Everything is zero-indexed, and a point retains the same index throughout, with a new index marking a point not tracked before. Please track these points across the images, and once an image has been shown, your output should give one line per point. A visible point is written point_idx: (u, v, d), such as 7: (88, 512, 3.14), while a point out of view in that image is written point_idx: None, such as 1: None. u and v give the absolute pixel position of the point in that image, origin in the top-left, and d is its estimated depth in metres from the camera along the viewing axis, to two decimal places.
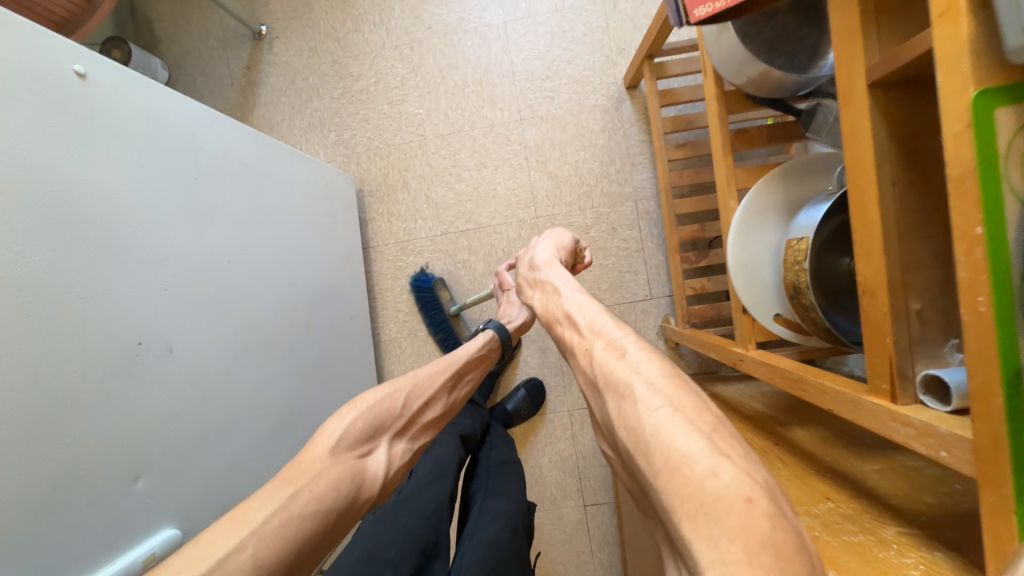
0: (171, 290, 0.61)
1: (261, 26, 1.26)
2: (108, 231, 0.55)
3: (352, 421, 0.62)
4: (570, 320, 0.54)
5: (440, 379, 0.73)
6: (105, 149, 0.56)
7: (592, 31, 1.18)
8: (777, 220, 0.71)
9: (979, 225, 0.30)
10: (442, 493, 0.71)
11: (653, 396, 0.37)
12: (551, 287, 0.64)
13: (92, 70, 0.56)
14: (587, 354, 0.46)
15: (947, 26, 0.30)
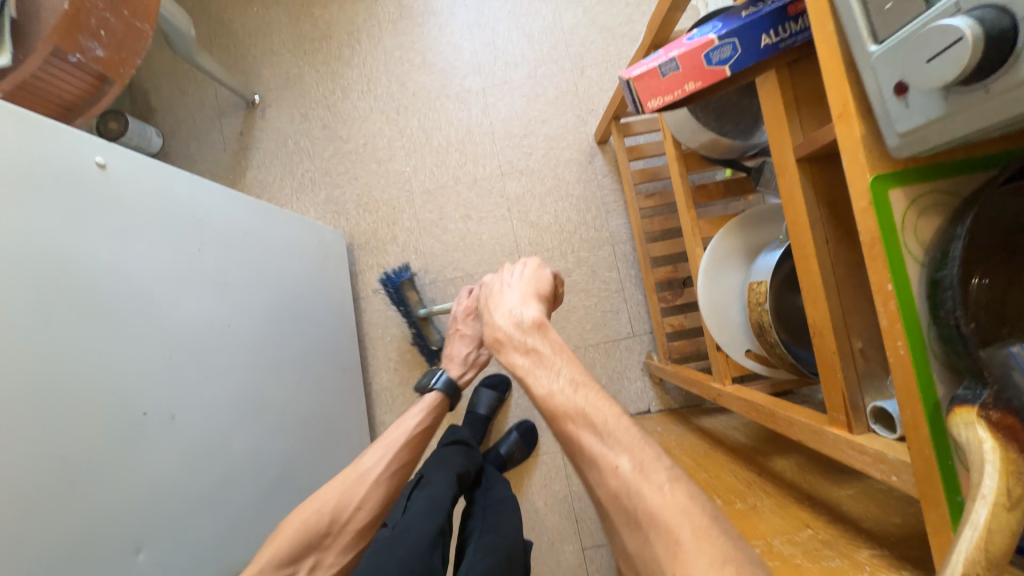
0: (175, 358, 0.65)
1: (254, 96, 1.34)
2: (119, 306, 0.58)
3: (275, 547, 0.61)
4: (588, 420, 0.47)
5: (384, 465, 0.71)
6: (119, 230, 0.60)
7: (563, 94, 1.30)
8: (740, 263, 0.78)
9: (889, 282, 0.37)
10: (434, 527, 0.74)
11: (710, 555, 0.38)
12: (548, 356, 0.53)
13: (111, 160, 0.62)
14: (620, 477, 0.43)
15: (845, 125, 0.38)
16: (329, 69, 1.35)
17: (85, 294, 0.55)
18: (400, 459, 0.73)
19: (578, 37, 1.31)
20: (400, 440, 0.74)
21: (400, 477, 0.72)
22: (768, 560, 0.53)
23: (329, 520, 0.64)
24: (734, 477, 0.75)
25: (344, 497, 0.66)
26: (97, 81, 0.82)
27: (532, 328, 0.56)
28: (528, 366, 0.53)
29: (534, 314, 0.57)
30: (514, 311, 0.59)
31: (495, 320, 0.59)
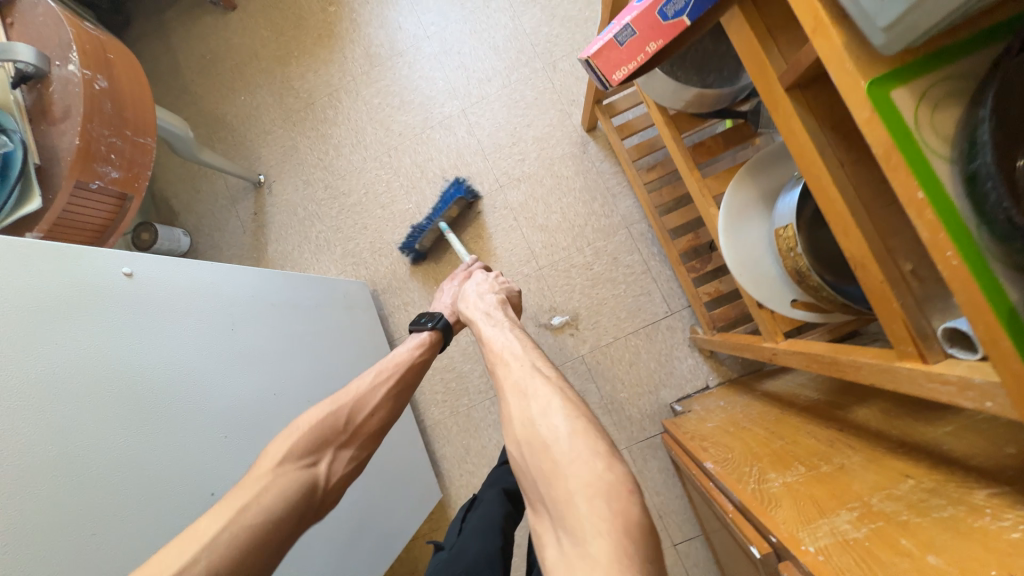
0: (230, 435, 0.68)
1: (259, 175, 1.42)
2: (171, 400, 0.63)
3: (291, 442, 0.66)
4: (511, 349, 0.68)
5: (383, 389, 0.77)
6: (157, 329, 0.65)
7: (542, 93, 1.30)
8: (760, 212, 0.73)
9: (918, 189, 0.32)
10: (492, 548, 0.70)
11: (570, 413, 0.52)
12: (499, 319, 0.78)
13: (137, 267, 0.66)
14: (524, 373, 0.60)
15: (823, 40, 0.35)
16: (318, 132, 1.42)
17: (140, 391, 0.60)
18: (398, 380, 0.80)
19: (542, 34, 1.31)
20: (399, 356, 0.82)
21: (400, 398, 0.80)
22: (869, 522, 0.47)
23: (342, 421, 0.71)
24: (813, 439, 0.68)
25: (348, 403, 0.73)
26: (119, 202, 0.90)
27: (494, 304, 0.83)
28: (485, 319, 0.79)
29: (498, 297, 0.85)
30: (485, 293, 0.87)
31: (472, 297, 0.87)
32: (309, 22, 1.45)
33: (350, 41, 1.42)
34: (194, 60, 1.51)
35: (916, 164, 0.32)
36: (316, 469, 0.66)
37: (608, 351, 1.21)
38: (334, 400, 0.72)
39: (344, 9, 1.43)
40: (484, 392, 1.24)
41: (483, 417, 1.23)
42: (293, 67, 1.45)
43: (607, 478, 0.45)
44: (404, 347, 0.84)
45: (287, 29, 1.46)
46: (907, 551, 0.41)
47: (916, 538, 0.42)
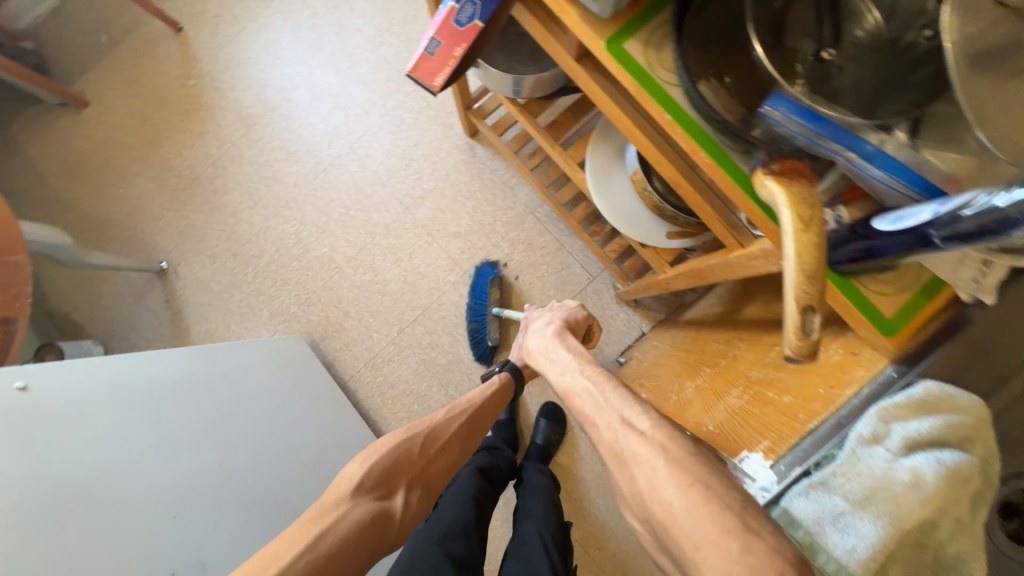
0: (178, 513, 0.67)
1: (161, 262, 1.38)
2: (104, 493, 0.62)
3: (369, 466, 0.67)
4: (586, 392, 0.56)
5: (456, 422, 0.78)
6: (72, 432, 0.64)
7: (420, 112, 1.37)
8: (617, 165, 0.82)
9: (665, 113, 0.41)
10: (467, 516, 0.79)
11: (681, 478, 0.40)
12: (563, 356, 0.65)
13: (32, 380, 0.66)
14: (612, 429, 0.49)
15: (566, 15, 0.43)
16: (212, 204, 1.39)
17: (59, 489, 0.59)
18: (469, 417, 0.80)
19: (405, 59, 1.38)
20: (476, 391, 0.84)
21: (469, 433, 0.80)
22: (749, 390, 0.55)
23: (415, 450, 0.72)
24: (717, 343, 0.78)
25: (423, 431, 0.74)
26: (4, 325, 0.85)
27: (552, 337, 0.69)
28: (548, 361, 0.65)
29: (556, 326, 0.72)
30: (542, 327, 0.74)
31: (529, 333, 0.75)
32: (172, 101, 1.44)
33: (220, 109, 1.42)
34: (58, 167, 1.44)
35: (657, 95, 0.41)
36: (388, 499, 0.67)
37: None
38: (411, 424, 0.74)
39: (205, 80, 1.43)
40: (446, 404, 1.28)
41: None
42: (167, 147, 1.42)
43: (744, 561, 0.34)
44: (480, 388, 0.85)
45: (150, 111, 1.44)
46: (771, 399, 0.50)
47: (777, 387, 0.51)
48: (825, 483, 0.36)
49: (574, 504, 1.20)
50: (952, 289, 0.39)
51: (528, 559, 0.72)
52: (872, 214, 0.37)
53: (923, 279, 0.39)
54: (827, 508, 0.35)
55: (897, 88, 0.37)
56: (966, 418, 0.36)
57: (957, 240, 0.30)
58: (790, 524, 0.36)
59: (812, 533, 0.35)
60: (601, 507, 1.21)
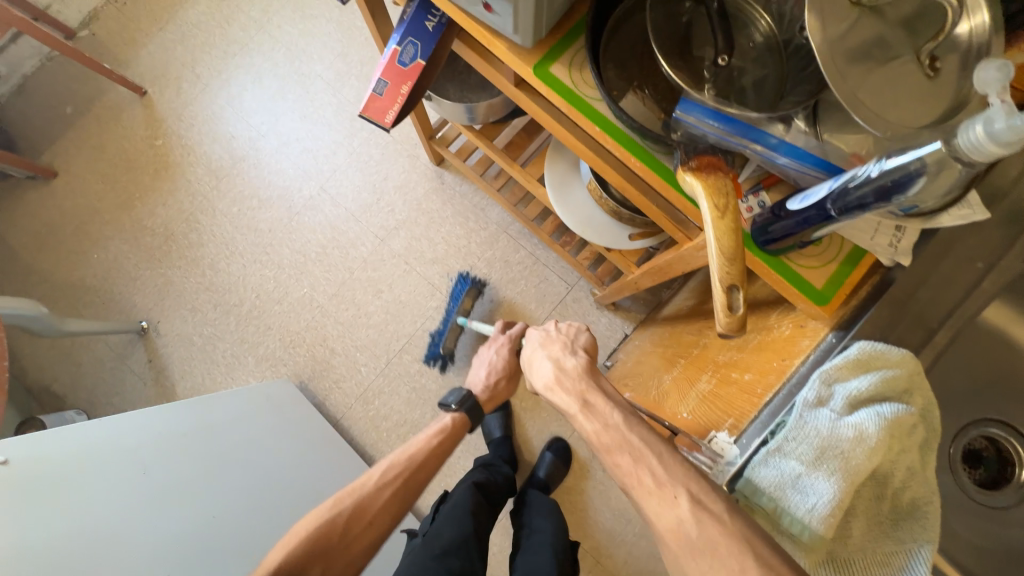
0: (173, 570, 0.65)
1: (141, 322, 1.37)
2: (95, 556, 0.61)
3: (287, 549, 0.67)
4: (626, 445, 0.45)
5: (388, 488, 0.79)
6: (55, 497, 0.64)
7: (386, 147, 1.41)
8: (574, 176, 0.87)
9: (594, 126, 0.47)
10: (466, 530, 0.85)
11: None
12: (596, 402, 0.51)
13: (11, 452, 0.66)
14: (677, 508, 0.39)
15: (496, 47, 0.48)
16: (188, 259, 1.40)
17: (47, 558, 0.58)
18: (403, 481, 0.81)
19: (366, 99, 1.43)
20: (408, 450, 0.86)
21: (404, 499, 0.80)
22: (716, 373, 0.58)
23: (339, 528, 0.72)
24: (689, 334, 0.81)
25: (350, 503, 0.75)
26: None
27: (577, 376, 0.57)
28: (582, 410, 0.51)
29: (580, 361, 0.59)
30: (560, 358, 0.61)
31: (542, 364, 0.61)
32: (141, 162, 1.46)
33: (190, 165, 1.45)
34: (29, 239, 1.44)
35: (586, 111, 0.46)
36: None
37: None
38: (337, 498, 0.76)
39: (173, 138, 1.46)
40: None
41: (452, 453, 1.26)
42: (139, 207, 1.44)
43: None
44: (411, 447, 0.87)
45: (119, 175, 1.46)
46: (735, 379, 0.52)
47: (739, 366, 0.53)
48: (780, 449, 0.38)
49: (579, 515, 1.20)
50: (875, 256, 0.42)
51: None
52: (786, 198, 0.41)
53: (846, 249, 0.43)
54: (786, 473, 0.37)
55: (794, 82, 0.42)
56: (900, 371, 0.38)
57: (869, 201, 0.36)
58: (754, 492, 0.38)
59: (775, 497, 0.37)
60: (607, 513, 1.21)
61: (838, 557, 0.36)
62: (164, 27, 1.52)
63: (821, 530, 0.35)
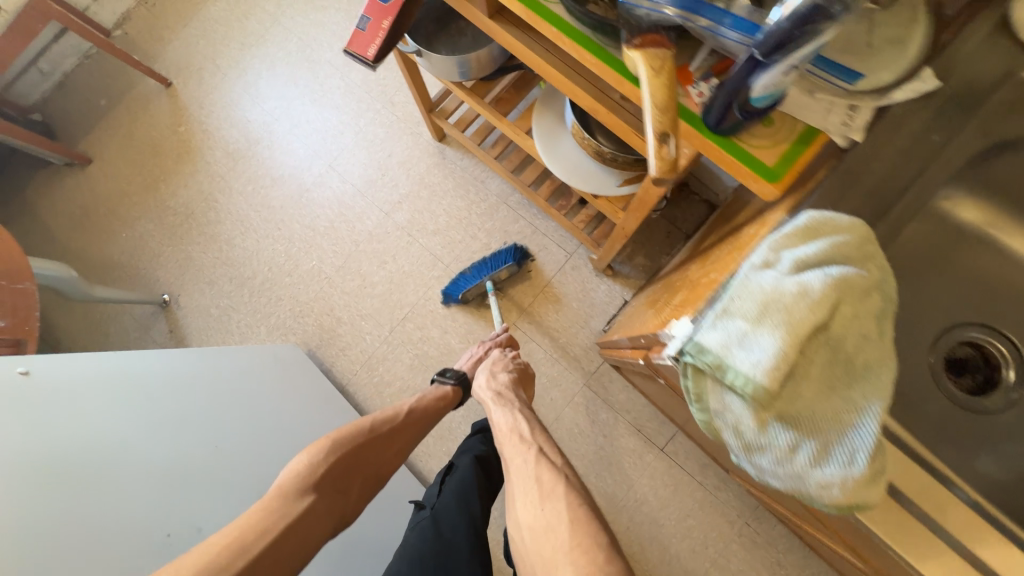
0: (174, 484, 0.73)
1: (163, 295, 1.45)
2: (103, 466, 0.68)
3: (325, 459, 0.75)
4: (511, 419, 0.83)
5: (406, 427, 0.89)
6: (70, 412, 0.70)
7: (391, 126, 1.47)
8: (560, 126, 0.89)
9: (553, 28, 0.50)
10: (475, 514, 0.83)
11: (548, 507, 0.64)
12: (507, 392, 0.91)
13: (31, 366, 0.71)
14: (522, 466, 0.73)
15: None
16: (206, 235, 1.48)
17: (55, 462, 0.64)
18: (420, 423, 0.92)
19: (373, 81, 1.50)
20: (424, 397, 0.96)
21: (417, 435, 0.91)
22: (688, 287, 0.59)
23: (368, 451, 0.82)
24: (676, 277, 0.81)
25: (378, 432, 0.85)
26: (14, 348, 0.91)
27: (504, 381, 0.94)
28: (496, 398, 0.89)
29: (510, 372, 0.97)
30: (497, 366, 0.99)
31: (482, 372, 0.99)
32: (165, 147, 1.56)
33: (209, 148, 1.54)
34: (65, 220, 1.55)
35: (545, 14, 0.50)
36: (342, 488, 0.75)
37: (534, 308, 1.31)
38: (361, 427, 0.84)
39: (194, 124, 1.56)
40: None
41: (452, 418, 1.28)
42: (163, 189, 1.53)
43: (563, 549, 0.58)
44: (426, 397, 0.96)
45: (146, 160, 1.56)
46: (703, 283, 0.53)
47: (708, 274, 0.54)
48: (726, 310, 0.38)
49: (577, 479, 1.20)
50: (827, 136, 0.43)
51: None
52: (733, 71, 0.39)
53: (798, 131, 0.44)
54: (732, 333, 0.37)
55: None
56: (847, 236, 0.38)
57: (789, 32, 0.34)
58: (701, 354, 0.38)
59: (721, 355, 0.37)
60: (605, 478, 1.21)
61: (787, 415, 0.37)
62: (188, 23, 1.63)
63: (764, 382, 0.35)
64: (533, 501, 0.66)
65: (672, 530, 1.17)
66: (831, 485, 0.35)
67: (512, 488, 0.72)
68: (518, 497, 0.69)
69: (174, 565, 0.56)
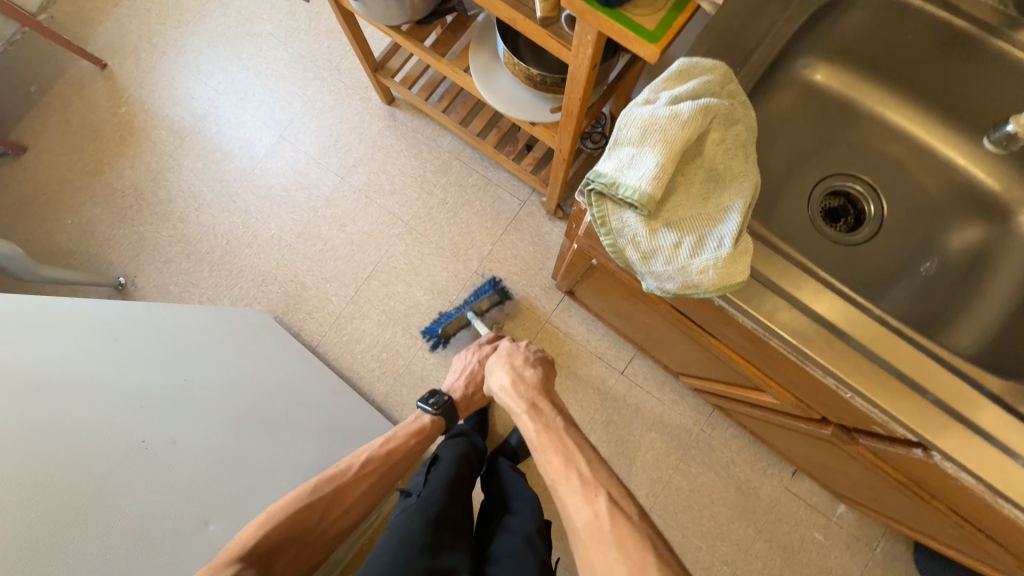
0: (144, 403, 0.78)
1: (119, 278, 1.42)
2: (69, 386, 0.72)
3: (265, 530, 0.69)
4: (557, 446, 0.74)
5: (363, 482, 0.83)
6: (30, 340, 0.74)
7: (339, 93, 1.49)
8: (494, 60, 0.95)
9: None
10: (459, 503, 0.81)
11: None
12: (544, 407, 0.82)
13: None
14: (590, 518, 0.63)
15: None
16: (158, 214, 1.47)
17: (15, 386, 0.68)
18: (380, 474, 0.86)
19: (317, 50, 1.52)
20: (386, 441, 0.90)
21: (378, 489, 0.86)
22: None
23: (314, 518, 0.76)
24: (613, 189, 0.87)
25: (330, 490, 0.79)
26: None
27: (533, 386, 0.87)
28: (531, 413, 0.81)
29: (535, 372, 0.90)
30: (522, 367, 0.91)
31: (503, 373, 0.90)
32: (106, 129, 1.52)
33: (153, 128, 1.52)
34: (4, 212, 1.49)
35: None
36: (275, 560, 0.69)
37: (494, 256, 1.37)
38: (315, 485, 0.78)
39: (135, 105, 1.53)
40: (413, 344, 1.35)
41: (424, 366, 1.33)
42: (108, 172, 1.50)
43: None
44: (393, 438, 0.91)
45: (86, 144, 1.52)
46: None
47: None
48: (619, 141, 0.45)
49: None
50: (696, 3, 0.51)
51: (511, 553, 0.73)
52: None
53: None
54: (623, 158, 0.45)
55: None
56: (712, 75, 0.46)
57: None
58: (600, 179, 0.45)
59: (615, 176, 0.44)
60: (573, 405, 1.29)
61: (671, 220, 0.44)
62: (118, 3, 1.59)
63: (649, 189, 0.42)
64: (619, 572, 0.56)
65: (637, 444, 1.27)
66: (708, 270, 0.43)
67: (583, 549, 0.62)
68: (594, 562, 0.59)
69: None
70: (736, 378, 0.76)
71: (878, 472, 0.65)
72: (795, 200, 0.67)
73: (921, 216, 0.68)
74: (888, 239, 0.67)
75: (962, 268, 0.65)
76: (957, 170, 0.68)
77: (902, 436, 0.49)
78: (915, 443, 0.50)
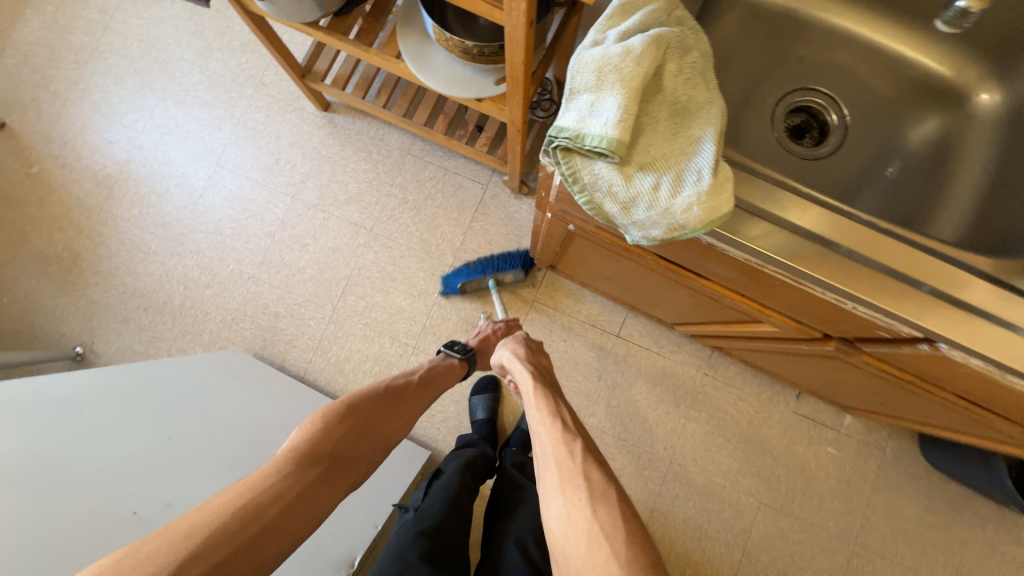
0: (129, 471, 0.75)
1: (76, 348, 1.32)
2: (45, 470, 0.69)
3: (334, 426, 0.71)
4: (549, 399, 0.73)
5: (414, 392, 0.84)
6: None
7: (269, 107, 1.40)
8: (426, 41, 0.90)
9: None
10: (462, 514, 0.80)
11: (592, 501, 0.57)
12: (544, 374, 0.81)
13: None
14: (561, 454, 0.64)
15: None
16: (102, 273, 1.36)
17: None
18: (430, 385, 0.88)
19: (236, 67, 1.42)
20: (431, 367, 0.90)
21: (430, 397, 0.87)
22: None
23: (378, 422, 0.77)
24: None
25: (386, 395, 0.80)
26: None
27: (541, 363, 0.85)
28: (537, 375, 0.79)
29: (542, 358, 0.88)
30: (533, 351, 0.89)
31: (517, 346, 0.88)
32: (21, 194, 1.39)
33: (74, 183, 1.40)
34: None
35: None
36: (347, 450, 0.71)
37: (468, 246, 1.33)
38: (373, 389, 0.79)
39: (47, 162, 1.40)
40: (404, 352, 1.30)
41: None
42: (36, 239, 1.38)
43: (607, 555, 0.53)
44: (433, 364, 0.92)
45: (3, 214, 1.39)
46: None
47: None
48: (574, 91, 0.43)
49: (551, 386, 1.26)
50: None
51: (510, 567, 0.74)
52: None
53: None
54: (583, 107, 0.42)
55: None
56: (657, 3, 0.44)
57: None
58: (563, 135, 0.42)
59: (579, 128, 0.41)
60: (576, 376, 1.28)
61: (646, 161, 0.42)
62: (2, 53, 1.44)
63: (616, 134, 0.40)
64: (575, 498, 0.58)
65: (646, 402, 1.27)
66: (692, 207, 0.41)
67: (545, 475, 0.63)
68: (552, 486, 0.61)
69: (201, 508, 0.56)
70: (731, 314, 0.76)
71: (880, 376, 0.67)
72: (759, 125, 0.66)
73: (880, 120, 0.68)
74: (853, 148, 0.67)
75: (926, 163, 0.66)
76: (905, 66, 0.68)
77: (906, 334, 0.50)
78: (920, 339, 0.50)
